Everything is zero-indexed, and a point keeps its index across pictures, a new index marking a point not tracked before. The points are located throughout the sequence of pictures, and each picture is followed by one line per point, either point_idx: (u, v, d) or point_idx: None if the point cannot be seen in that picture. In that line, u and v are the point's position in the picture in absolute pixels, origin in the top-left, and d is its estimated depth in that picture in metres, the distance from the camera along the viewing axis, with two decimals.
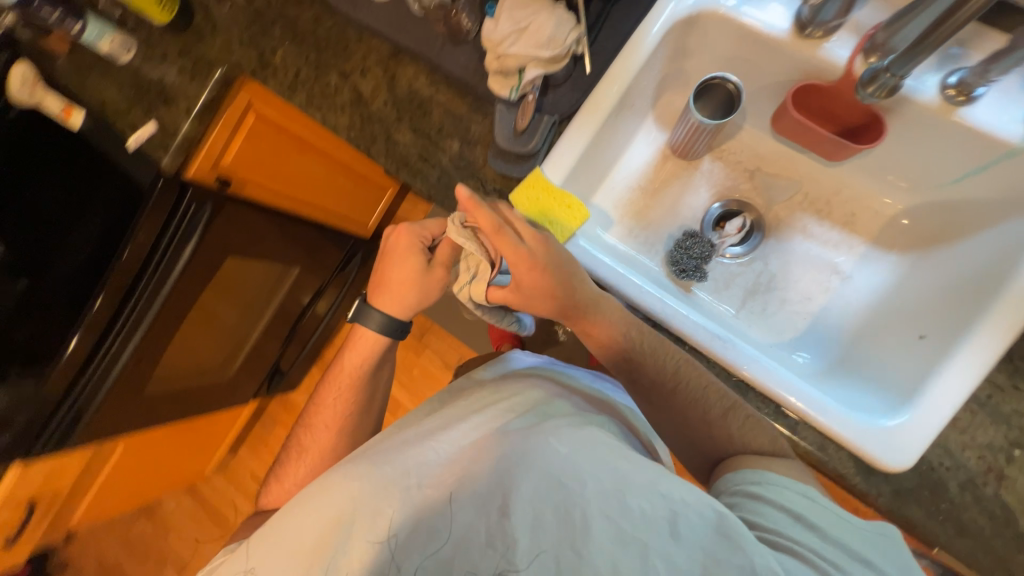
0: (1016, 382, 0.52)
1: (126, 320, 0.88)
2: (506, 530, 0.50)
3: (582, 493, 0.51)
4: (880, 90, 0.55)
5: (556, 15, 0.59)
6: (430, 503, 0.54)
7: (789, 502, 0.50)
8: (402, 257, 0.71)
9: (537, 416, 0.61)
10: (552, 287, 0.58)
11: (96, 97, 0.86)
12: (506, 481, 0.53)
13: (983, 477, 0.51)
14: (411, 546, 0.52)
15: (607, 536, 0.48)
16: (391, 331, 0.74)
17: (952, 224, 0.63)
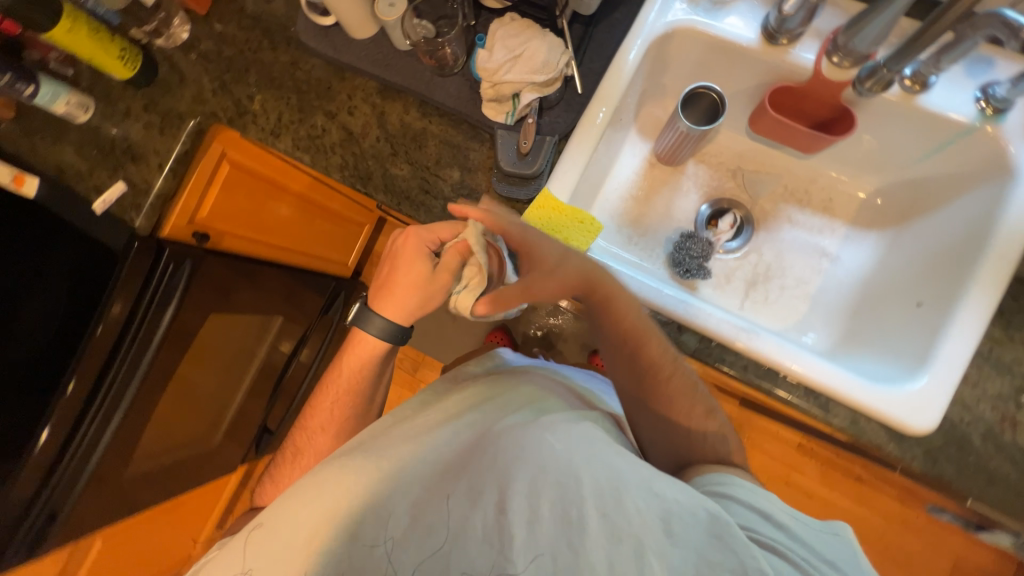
0: (1010, 334, 0.57)
1: (102, 402, 0.79)
2: (501, 527, 0.47)
3: (578, 489, 0.48)
4: (876, 85, 0.60)
5: (547, 40, 0.62)
6: (426, 497, 0.53)
7: (759, 502, 0.49)
8: (406, 259, 0.63)
9: (533, 413, 0.59)
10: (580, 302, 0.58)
11: (51, 161, 0.80)
12: (502, 475, 0.51)
13: (999, 425, 0.55)
14: (407, 545, 0.50)
15: (602, 532, 0.46)
16: (389, 339, 0.66)
17: (921, 199, 0.69)
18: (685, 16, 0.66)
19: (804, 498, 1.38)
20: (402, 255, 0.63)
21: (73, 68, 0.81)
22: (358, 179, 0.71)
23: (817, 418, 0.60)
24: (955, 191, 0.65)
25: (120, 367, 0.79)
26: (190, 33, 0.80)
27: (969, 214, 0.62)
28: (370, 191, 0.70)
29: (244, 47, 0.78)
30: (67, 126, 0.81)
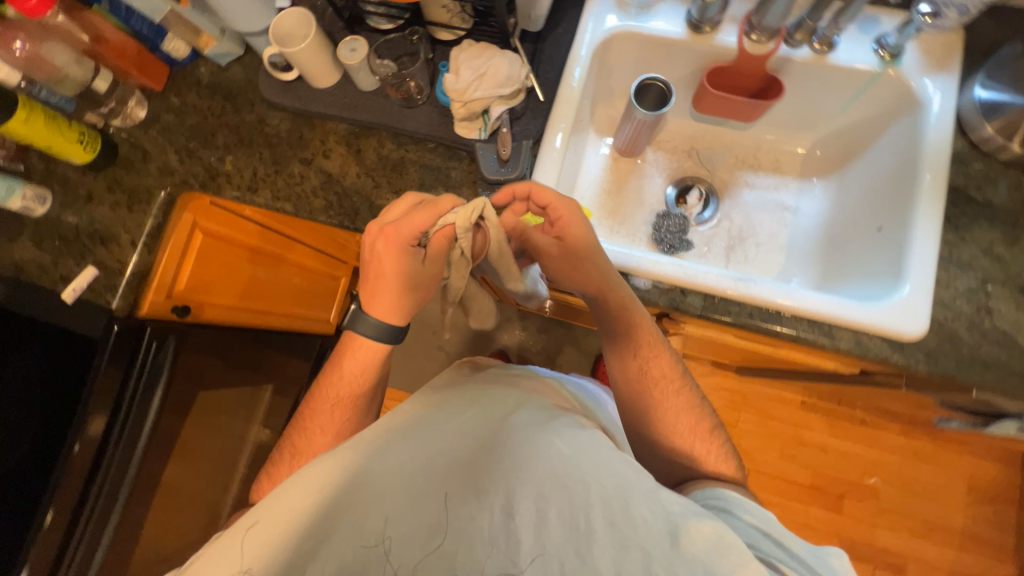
0: (962, 235, 0.64)
1: (95, 502, 0.76)
2: (511, 533, 0.47)
3: (586, 495, 0.49)
4: (803, 34, 0.69)
5: (506, 56, 0.67)
6: (427, 491, 0.50)
7: (757, 517, 0.52)
8: (393, 260, 0.58)
9: (545, 415, 0.58)
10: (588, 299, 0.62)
11: (8, 260, 0.76)
12: (510, 479, 0.50)
13: (978, 314, 0.61)
14: (410, 543, 0.48)
15: (610, 540, 0.46)
16: (390, 343, 0.63)
17: (852, 145, 0.78)
18: (619, 23, 0.74)
19: (821, 453, 1.42)
20: (388, 256, 0.58)
21: (23, 163, 0.78)
22: (346, 217, 0.72)
23: (826, 348, 0.63)
24: (881, 128, 0.74)
25: (113, 461, 0.77)
26: (148, 110, 0.79)
27: (896, 145, 0.71)
28: (359, 224, 0.72)
29: (207, 113, 0.78)
30: (23, 221, 0.77)
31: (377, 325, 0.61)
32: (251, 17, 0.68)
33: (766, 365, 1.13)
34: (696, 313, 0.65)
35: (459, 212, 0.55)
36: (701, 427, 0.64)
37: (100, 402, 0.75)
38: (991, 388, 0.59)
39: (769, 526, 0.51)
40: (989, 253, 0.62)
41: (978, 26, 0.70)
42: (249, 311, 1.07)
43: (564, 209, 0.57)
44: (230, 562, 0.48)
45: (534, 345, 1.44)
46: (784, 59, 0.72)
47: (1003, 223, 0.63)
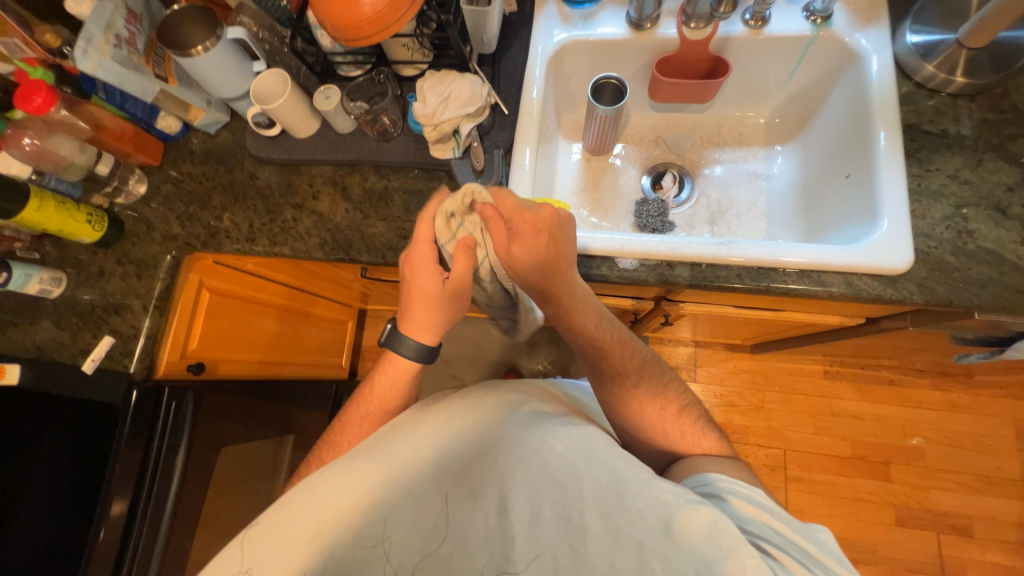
0: (927, 167, 0.66)
1: (129, 572, 0.77)
2: (505, 532, 0.52)
3: (579, 490, 0.52)
4: (727, 5, 0.72)
5: (467, 78, 0.72)
6: (426, 495, 0.52)
7: (748, 497, 0.54)
8: (423, 275, 0.62)
9: (539, 414, 0.61)
10: (564, 299, 0.63)
11: (30, 343, 0.79)
12: (505, 479, 0.54)
13: (960, 239, 0.62)
14: (409, 545, 0.50)
15: (603, 531, 0.50)
16: (424, 361, 0.65)
17: (807, 108, 0.83)
18: (566, 35, 0.80)
19: (856, 421, 1.38)
20: (416, 271, 0.62)
21: (39, 252, 0.83)
22: (341, 249, 0.76)
23: (819, 295, 0.64)
24: (829, 87, 0.78)
25: (142, 529, 0.78)
26: (148, 185, 0.85)
27: (845, 98, 0.75)
28: (354, 255, 0.75)
29: (202, 178, 0.84)
30: (41, 304, 0.82)
31: (413, 344, 0.64)
32: (232, 83, 0.74)
33: (778, 336, 1.12)
34: (686, 284, 0.67)
35: (452, 199, 0.61)
36: (686, 409, 0.66)
37: (125, 469, 0.77)
38: (990, 307, 0.60)
39: (758, 510, 0.52)
40: (956, 180, 0.64)
41: None
42: (260, 364, 1.10)
43: (518, 220, 0.59)
44: (230, 563, 0.47)
45: (546, 358, 1.45)
46: (724, 39, 0.77)
47: (962, 149, 0.66)
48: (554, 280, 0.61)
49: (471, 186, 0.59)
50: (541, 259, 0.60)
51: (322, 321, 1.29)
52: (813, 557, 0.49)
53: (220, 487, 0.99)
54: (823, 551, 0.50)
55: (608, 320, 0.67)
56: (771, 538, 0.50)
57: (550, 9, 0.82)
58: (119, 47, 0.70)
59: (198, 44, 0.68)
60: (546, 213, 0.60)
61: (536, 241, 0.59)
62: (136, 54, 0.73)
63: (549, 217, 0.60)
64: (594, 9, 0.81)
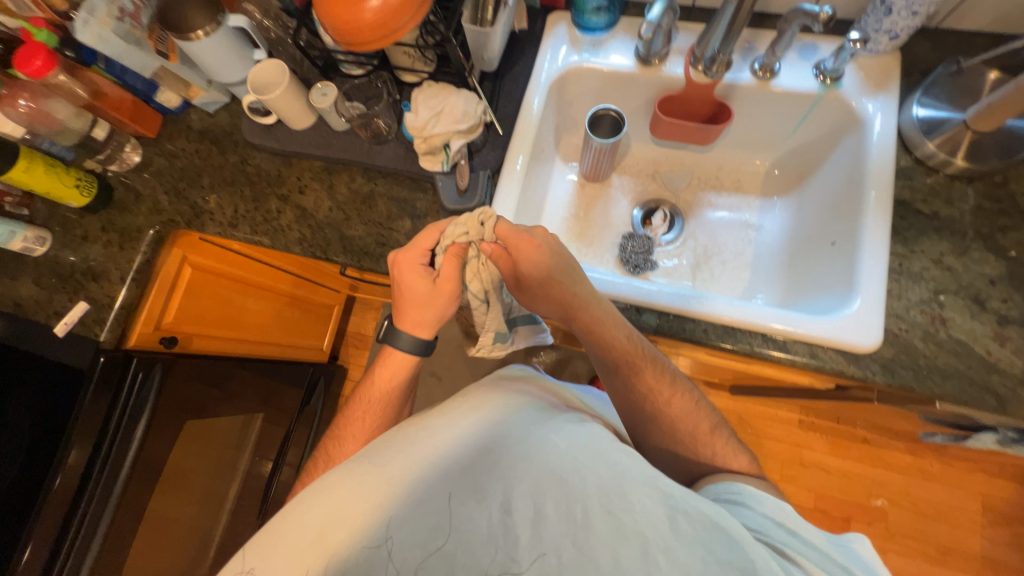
0: (911, 247, 0.65)
1: (78, 531, 0.79)
2: (509, 529, 0.45)
3: (582, 485, 0.47)
4: (720, 66, 0.71)
5: (462, 95, 0.71)
6: (427, 494, 0.46)
7: (769, 508, 0.52)
8: (411, 276, 0.60)
9: (542, 413, 0.56)
10: (591, 315, 0.61)
11: (9, 298, 0.81)
12: (506, 477, 0.48)
13: (932, 325, 0.61)
14: (410, 543, 0.44)
15: (608, 528, 0.45)
16: (422, 354, 0.64)
17: (807, 164, 0.81)
18: (574, 59, 0.79)
19: (823, 474, 1.37)
20: (405, 273, 0.60)
21: (28, 208, 0.84)
22: (319, 248, 0.76)
23: (782, 362, 0.64)
24: (831, 146, 0.77)
25: (94, 492, 0.80)
26: (142, 155, 0.86)
27: (844, 161, 0.74)
28: (330, 255, 0.76)
29: (195, 156, 0.85)
30: (24, 261, 0.83)
31: (410, 338, 0.62)
32: (231, 68, 0.74)
33: (754, 384, 1.11)
34: (652, 330, 0.66)
35: (461, 224, 0.58)
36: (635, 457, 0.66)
37: (85, 431, 0.78)
38: (952, 399, 0.59)
39: (781, 514, 0.51)
40: (940, 264, 0.63)
41: (912, 48, 0.73)
42: (240, 340, 1.11)
43: (514, 243, 0.58)
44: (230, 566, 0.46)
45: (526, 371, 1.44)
46: (731, 86, 0.75)
47: (951, 234, 0.65)
48: (575, 284, 0.60)
49: (490, 209, 0.58)
50: (548, 270, 0.59)
51: (306, 304, 1.29)
52: (848, 568, 0.48)
53: (196, 447, 1.00)
54: (851, 559, 0.49)
55: (632, 334, 0.63)
56: (793, 545, 0.49)
57: (560, 30, 0.80)
58: (121, 21, 0.71)
59: (198, 28, 0.68)
60: (541, 233, 0.60)
61: (538, 254, 0.58)
62: (138, 28, 0.73)
63: (546, 236, 0.60)
64: (604, 37, 0.80)
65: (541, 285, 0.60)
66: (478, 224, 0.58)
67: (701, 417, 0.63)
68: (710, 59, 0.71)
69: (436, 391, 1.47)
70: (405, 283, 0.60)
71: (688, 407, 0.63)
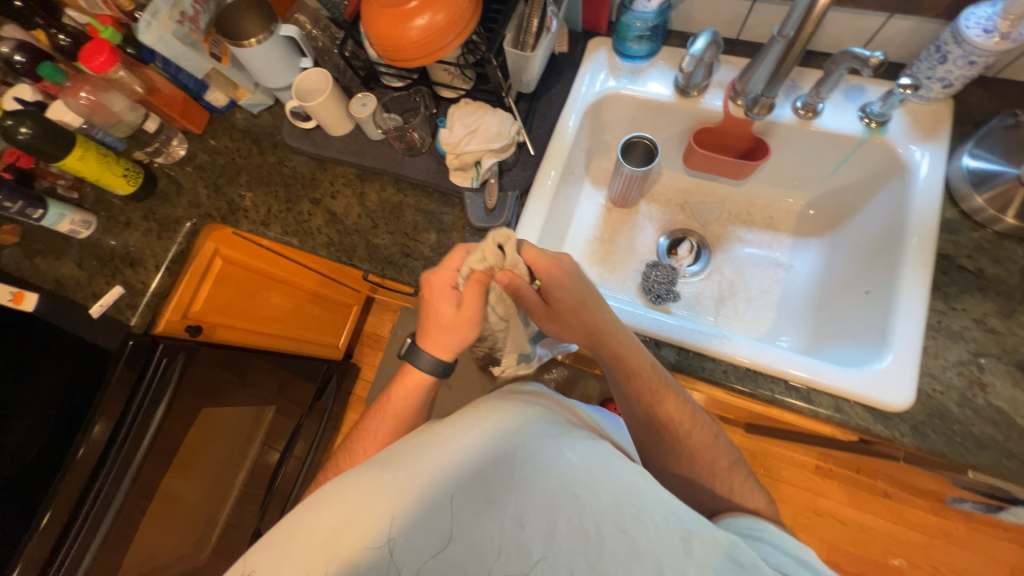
0: (952, 304, 0.62)
1: (90, 510, 0.80)
2: (520, 542, 0.42)
3: (595, 502, 0.44)
4: (761, 109, 0.71)
5: (497, 115, 0.72)
6: (434, 501, 0.43)
7: (789, 546, 0.48)
8: (441, 297, 0.58)
9: (557, 424, 0.52)
10: (614, 346, 0.60)
11: (51, 276, 0.85)
12: (517, 490, 0.44)
13: (970, 390, 0.58)
14: (415, 549, 0.42)
15: (621, 547, 0.42)
16: (441, 374, 0.62)
17: (844, 206, 0.79)
18: (611, 85, 0.79)
19: (838, 525, 1.31)
20: (435, 295, 0.58)
21: (78, 191, 0.89)
22: (345, 253, 0.78)
23: (804, 412, 0.62)
24: (871, 192, 0.74)
25: (110, 471, 0.82)
26: (187, 149, 0.89)
27: (884, 209, 0.71)
28: (355, 261, 0.77)
29: (235, 154, 0.88)
30: (69, 243, 0.87)
31: (430, 358, 0.60)
32: (278, 73, 0.77)
33: (771, 425, 1.07)
34: (670, 366, 0.65)
35: (484, 253, 0.56)
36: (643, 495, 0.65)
37: (108, 411, 0.81)
38: (987, 470, 0.55)
39: (806, 554, 0.47)
40: (982, 325, 0.61)
41: (966, 97, 0.71)
42: (260, 333, 1.14)
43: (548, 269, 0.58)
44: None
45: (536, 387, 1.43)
46: (772, 122, 0.74)
47: (995, 295, 0.62)
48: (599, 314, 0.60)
49: (505, 231, 0.56)
50: (579, 300, 0.59)
51: (327, 302, 1.32)
52: None
53: (209, 435, 1.02)
54: None
55: (653, 365, 0.62)
56: None
57: (599, 56, 0.80)
58: (181, 24, 0.74)
59: (252, 36, 0.71)
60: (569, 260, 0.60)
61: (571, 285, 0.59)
62: (196, 32, 0.77)
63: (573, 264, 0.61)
64: (644, 65, 0.80)
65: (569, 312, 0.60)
66: (496, 250, 0.56)
67: (721, 450, 0.61)
68: (752, 99, 0.71)
69: (445, 399, 1.47)
70: (433, 305, 0.59)
71: (702, 449, 0.61)
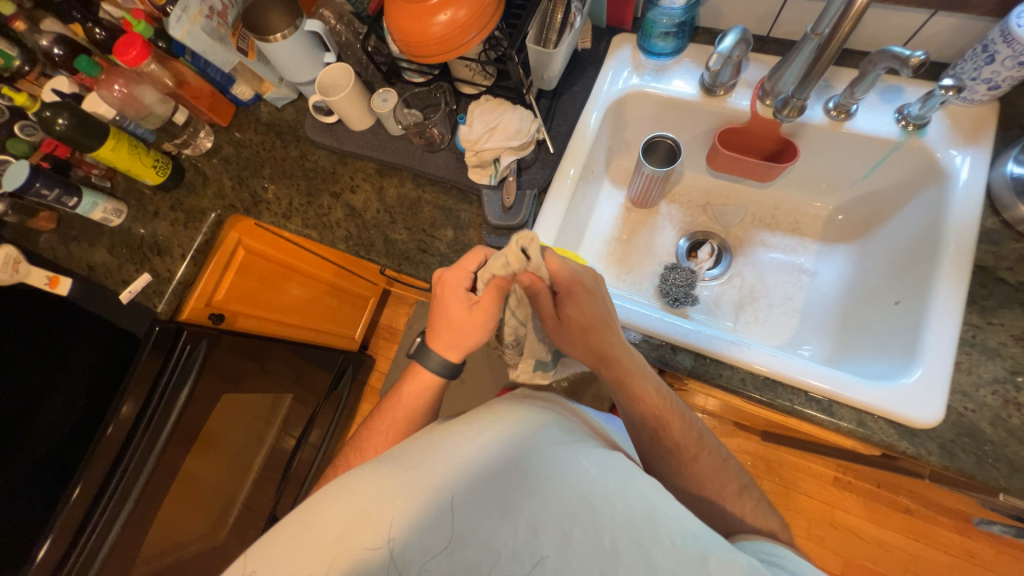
0: (988, 319, 0.59)
1: (114, 491, 0.83)
2: (534, 551, 0.41)
3: (610, 514, 0.43)
4: (791, 111, 0.69)
5: (518, 113, 0.72)
6: (446, 504, 0.43)
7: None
8: (456, 299, 0.59)
9: (570, 433, 0.51)
10: (626, 359, 0.59)
11: (85, 262, 0.88)
12: (530, 495, 0.43)
13: (1005, 409, 0.55)
14: (427, 555, 0.41)
15: (638, 563, 0.41)
16: (448, 377, 0.63)
17: (875, 212, 0.76)
18: (634, 83, 0.77)
19: (854, 539, 1.27)
20: (448, 294, 0.59)
21: (111, 180, 0.92)
22: (363, 247, 0.79)
23: (824, 424, 0.60)
24: (905, 197, 0.71)
25: (135, 451, 0.84)
26: (213, 141, 0.91)
27: (919, 215, 0.68)
28: (373, 256, 0.78)
29: (260, 147, 0.89)
30: (101, 230, 0.90)
31: (439, 359, 0.62)
32: (302, 68, 0.78)
33: (788, 434, 1.04)
34: (685, 372, 0.64)
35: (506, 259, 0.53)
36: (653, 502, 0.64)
37: (133, 395, 0.84)
38: (1019, 494, 0.53)
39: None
40: (1020, 341, 0.57)
41: (1013, 99, 0.67)
42: (279, 323, 1.16)
43: (568, 285, 0.58)
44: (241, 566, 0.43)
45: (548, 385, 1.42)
46: (801, 124, 0.72)
47: None
48: (612, 329, 0.60)
49: (530, 235, 0.53)
50: (592, 317, 0.59)
51: (344, 294, 1.34)
52: None
53: (230, 418, 1.05)
54: None
55: (661, 388, 0.61)
56: None
57: (623, 53, 0.79)
58: (210, 19, 0.76)
59: (278, 31, 0.72)
60: (590, 274, 0.60)
61: (589, 302, 0.59)
62: (224, 26, 0.78)
63: (593, 278, 0.60)
64: (670, 62, 0.78)
65: (581, 325, 0.59)
66: (520, 255, 0.53)
67: (730, 476, 0.59)
68: (780, 103, 0.70)
69: (457, 393, 1.48)
70: (449, 304, 0.60)
71: (716, 458, 0.60)
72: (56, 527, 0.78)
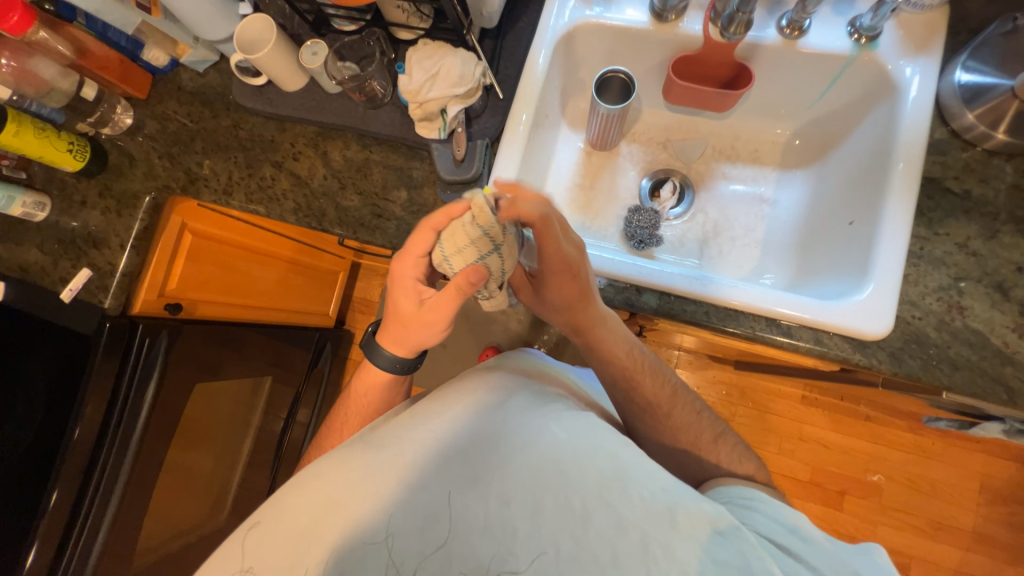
0: (935, 230, 0.61)
1: (95, 492, 0.81)
2: (506, 521, 0.42)
3: (579, 478, 0.44)
4: (738, 28, 0.64)
5: (459, 56, 0.67)
6: (418, 484, 0.44)
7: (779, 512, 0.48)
8: (406, 292, 0.56)
9: (540, 398, 0.52)
10: (597, 320, 0.60)
11: (16, 263, 0.82)
12: (500, 468, 0.44)
13: (949, 314, 0.58)
14: (402, 533, 0.42)
15: (607, 522, 0.42)
16: (399, 372, 0.63)
17: (832, 134, 0.75)
18: (581, 14, 0.73)
19: (820, 448, 1.38)
20: (398, 287, 0.56)
21: (26, 171, 0.83)
22: (314, 218, 0.74)
23: (785, 346, 0.62)
24: (860, 115, 0.71)
25: (112, 449, 0.82)
26: (134, 117, 0.83)
27: (872, 133, 0.68)
28: (326, 226, 0.74)
29: (187, 119, 0.82)
30: (26, 227, 0.83)
31: (388, 354, 0.61)
32: (216, 24, 0.71)
33: (758, 361, 1.09)
34: (652, 312, 0.64)
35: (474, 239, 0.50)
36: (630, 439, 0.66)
37: (96, 393, 0.80)
38: (960, 391, 0.57)
39: (796, 518, 0.47)
40: (964, 248, 0.60)
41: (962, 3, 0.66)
42: (243, 307, 1.12)
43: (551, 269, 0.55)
44: (229, 562, 0.43)
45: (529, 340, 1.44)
46: (753, 46, 0.69)
47: (981, 216, 0.60)
48: (587, 306, 0.58)
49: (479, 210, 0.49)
50: (570, 299, 0.58)
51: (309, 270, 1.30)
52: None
53: (208, 407, 1.03)
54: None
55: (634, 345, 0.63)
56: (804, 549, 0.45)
57: None
58: None
59: None
60: (574, 253, 0.55)
61: (571, 288, 0.57)
62: None
63: (576, 256, 0.55)
64: None
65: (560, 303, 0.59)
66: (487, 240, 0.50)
67: (704, 426, 0.61)
68: (728, 18, 0.64)
69: (440, 357, 1.49)
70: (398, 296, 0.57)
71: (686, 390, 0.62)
72: (39, 533, 0.76)
